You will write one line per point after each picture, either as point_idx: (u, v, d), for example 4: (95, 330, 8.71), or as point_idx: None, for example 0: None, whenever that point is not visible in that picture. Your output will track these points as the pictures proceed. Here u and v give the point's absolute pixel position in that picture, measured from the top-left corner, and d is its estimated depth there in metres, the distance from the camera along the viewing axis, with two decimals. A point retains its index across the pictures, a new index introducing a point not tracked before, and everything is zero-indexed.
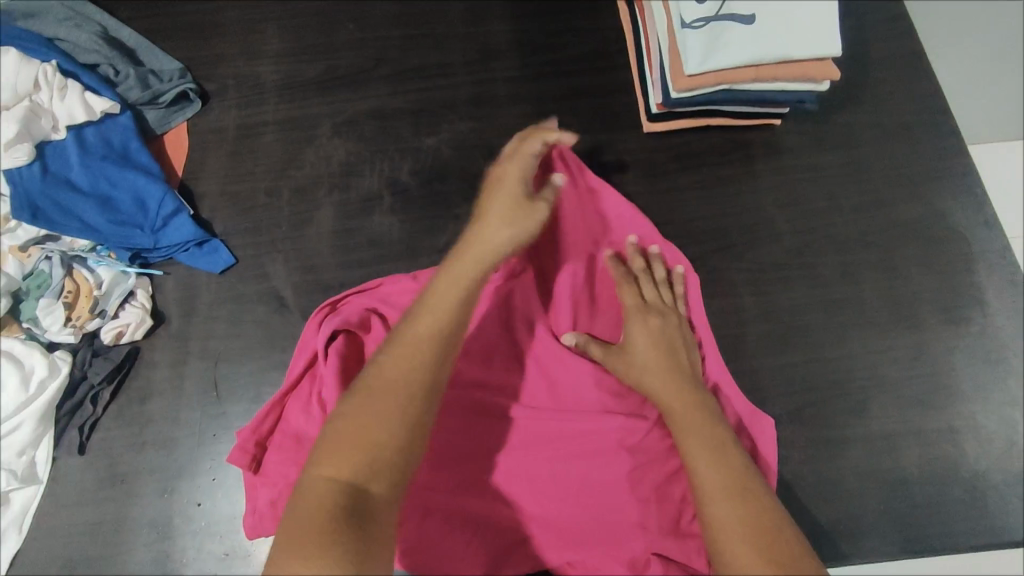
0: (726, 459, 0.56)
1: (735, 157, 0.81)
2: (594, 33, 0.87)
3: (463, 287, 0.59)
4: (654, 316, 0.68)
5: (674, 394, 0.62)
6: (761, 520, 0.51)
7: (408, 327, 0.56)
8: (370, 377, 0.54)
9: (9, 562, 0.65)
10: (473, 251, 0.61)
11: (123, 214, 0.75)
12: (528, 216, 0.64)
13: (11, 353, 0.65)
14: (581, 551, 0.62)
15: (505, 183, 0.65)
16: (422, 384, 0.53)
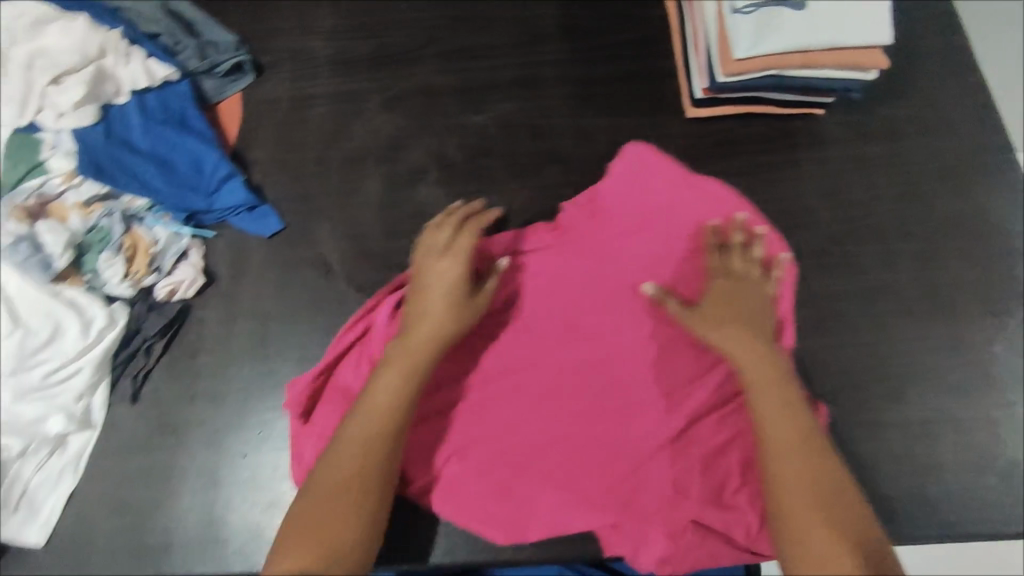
0: (796, 421, 0.59)
1: (779, 144, 0.81)
2: (640, 20, 0.89)
3: (404, 388, 0.61)
4: (734, 280, 0.67)
5: (752, 354, 0.62)
6: (824, 486, 0.55)
7: (350, 433, 0.59)
8: (319, 483, 0.57)
9: (63, 502, 0.68)
10: (412, 350, 0.63)
11: (179, 176, 0.77)
12: (466, 311, 0.65)
13: (74, 302, 0.69)
14: (625, 514, 0.63)
15: (440, 278, 0.66)
16: (367, 487, 0.57)
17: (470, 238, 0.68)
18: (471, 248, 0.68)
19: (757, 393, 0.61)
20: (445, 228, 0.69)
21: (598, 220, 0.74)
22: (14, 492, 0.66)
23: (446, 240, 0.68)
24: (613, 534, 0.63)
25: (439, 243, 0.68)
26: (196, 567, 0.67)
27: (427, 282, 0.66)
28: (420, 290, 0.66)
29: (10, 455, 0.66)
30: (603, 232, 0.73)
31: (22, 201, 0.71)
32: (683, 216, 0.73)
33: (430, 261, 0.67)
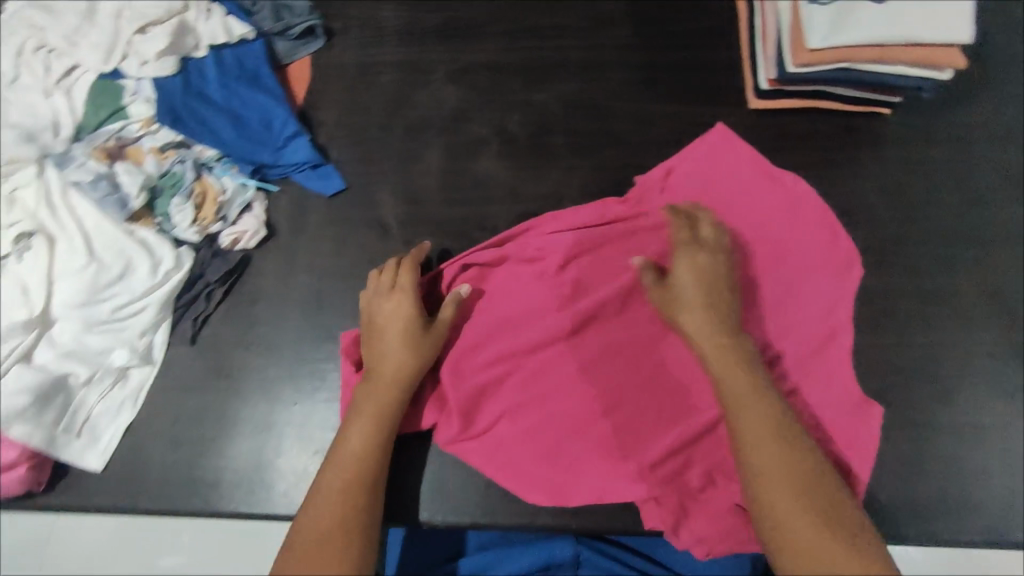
0: (765, 407, 0.61)
1: (842, 141, 0.81)
2: (708, 8, 0.88)
3: (372, 428, 0.64)
4: (700, 258, 0.69)
5: (713, 338, 0.66)
6: (785, 455, 0.58)
7: (323, 484, 0.61)
8: (300, 535, 0.58)
9: (122, 432, 0.70)
10: (375, 395, 0.65)
11: (249, 130, 0.79)
12: (425, 343, 0.67)
13: (145, 242, 0.71)
14: (666, 485, 0.65)
15: (393, 319, 0.68)
16: (349, 525, 0.59)
17: (410, 274, 0.70)
18: (415, 285, 0.70)
19: (723, 379, 0.63)
20: (387, 273, 0.71)
21: (669, 194, 0.78)
22: (77, 418, 0.68)
23: (389, 283, 0.70)
24: (654, 506, 0.65)
25: (385, 285, 0.70)
26: (243, 506, 0.69)
27: (383, 326, 0.68)
28: (377, 335, 0.68)
29: (76, 383, 0.69)
30: (675, 208, 0.77)
31: (102, 143, 0.74)
32: (752, 216, 0.77)
33: (381, 306, 0.69)
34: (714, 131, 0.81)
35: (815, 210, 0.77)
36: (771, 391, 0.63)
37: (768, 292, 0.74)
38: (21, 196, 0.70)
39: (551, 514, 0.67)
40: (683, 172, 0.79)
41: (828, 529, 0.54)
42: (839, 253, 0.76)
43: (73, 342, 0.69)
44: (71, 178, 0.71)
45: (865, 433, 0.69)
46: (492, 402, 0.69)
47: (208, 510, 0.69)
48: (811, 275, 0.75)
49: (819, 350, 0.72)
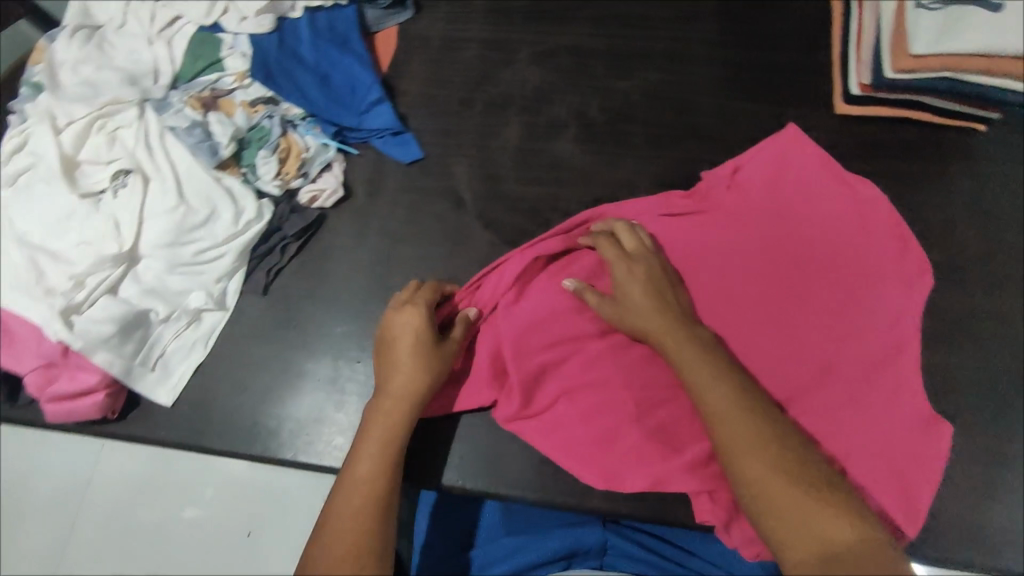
0: (733, 394, 0.59)
1: (928, 155, 0.79)
2: (799, 10, 0.87)
3: (383, 443, 0.61)
4: (640, 266, 0.69)
5: (672, 336, 0.64)
6: (764, 437, 0.57)
7: (333, 512, 0.57)
8: (315, 567, 0.54)
9: (190, 372, 0.73)
10: (385, 410, 0.63)
11: (335, 93, 0.81)
12: (437, 359, 0.65)
13: (231, 190, 0.73)
14: (721, 481, 0.64)
15: (406, 330, 0.66)
16: (366, 544, 0.55)
17: (426, 294, 0.69)
18: (427, 302, 0.68)
19: (686, 374, 0.61)
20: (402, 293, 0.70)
21: (736, 191, 0.77)
22: (152, 353, 0.71)
23: (405, 298, 0.69)
24: (707, 500, 0.65)
25: (397, 302, 0.69)
26: (301, 455, 0.71)
27: (395, 341, 0.66)
28: (388, 351, 0.66)
29: (155, 319, 0.71)
30: (743, 205, 0.76)
31: (197, 92, 0.77)
32: (828, 221, 0.75)
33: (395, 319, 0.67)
34: (782, 133, 0.79)
35: (885, 217, 0.75)
36: (734, 375, 0.62)
37: (839, 299, 0.72)
38: (122, 136, 0.73)
39: (604, 496, 0.67)
40: (753, 169, 0.78)
41: (822, 504, 0.53)
42: (912, 265, 0.74)
43: (156, 280, 0.71)
44: (167, 123, 0.74)
45: (932, 449, 0.68)
46: (551, 381, 0.70)
47: (267, 456, 0.71)
48: (882, 284, 0.73)
49: (890, 362, 0.70)
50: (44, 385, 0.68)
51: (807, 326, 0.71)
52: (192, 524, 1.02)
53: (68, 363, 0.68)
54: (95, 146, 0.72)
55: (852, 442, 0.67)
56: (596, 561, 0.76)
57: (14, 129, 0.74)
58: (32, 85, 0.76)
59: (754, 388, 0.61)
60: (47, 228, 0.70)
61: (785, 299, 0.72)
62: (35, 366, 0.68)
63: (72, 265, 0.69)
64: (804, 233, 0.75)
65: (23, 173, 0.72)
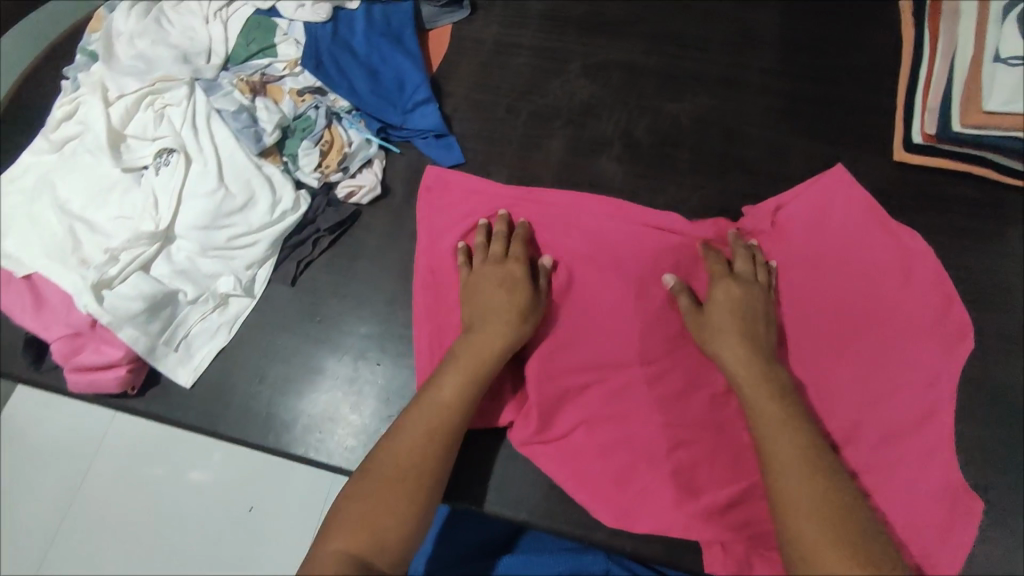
0: (793, 438, 0.58)
1: (989, 213, 0.76)
2: (865, 48, 0.84)
3: (466, 378, 0.62)
4: (743, 289, 0.67)
5: (752, 368, 0.63)
6: (831, 497, 0.54)
7: (411, 417, 0.60)
8: (377, 462, 0.57)
9: (212, 355, 0.72)
10: (476, 348, 0.64)
11: (383, 89, 0.80)
12: (523, 301, 0.66)
13: (270, 179, 0.73)
14: (735, 532, 0.63)
15: (505, 283, 0.67)
16: (430, 468, 0.57)
17: (521, 243, 0.71)
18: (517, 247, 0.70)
19: (756, 416, 0.61)
20: (477, 245, 0.71)
21: (777, 231, 0.75)
22: (177, 334, 0.71)
23: (500, 251, 0.70)
24: (719, 551, 0.63)
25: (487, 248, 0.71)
26: (311, 453, 0.70)
27: (483, 278, 0.68)
28: (478, 284, 0.68)
29: (183, 299, 0.71)
30: (789, 246, 0.74)
31: (247, 75, 0.77)
32: (872, 272, 0.73)
33: (491, 270, 0.68)
34: (831, 173, 0.77)
35: (929, 272, 0.73)
36: (810, 427, 0.60)
37: (877, 354, 0.70)
38: (169, 114, 0.73)
39: (612, 532, 0.66)
40: (796, 209, 0.75)
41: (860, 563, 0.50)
42: (952, 325, 0.71)
43: (188, 261, 0.71)
44: (215, 105, 0.73)
45: (959, 527, 0.65)
46: (570, 406, 0.69)
47: (279, 449, 0.70)
48: (918, 342, 0.70)
49: (923, 427, 0.68)
50: (70, 354, 0.69)
51: (840, 379, 0.69)
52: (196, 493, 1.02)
53: (95, 335, 0.69)
54: (142, 123, 0.72)
55: (877, 510, 0.65)
56: None
57: (67, 96, 0.75)
58: (89, 54, 0.77)
59: (822, 442, 0.59)
60: (90, 199, 0.71)
61: (819, 348, 0.70)
62: (63, 334, 0.69)
63: (109, 239, 0.70)
64: (845, 283, 0.72)
65: (70, 141, 0.73)
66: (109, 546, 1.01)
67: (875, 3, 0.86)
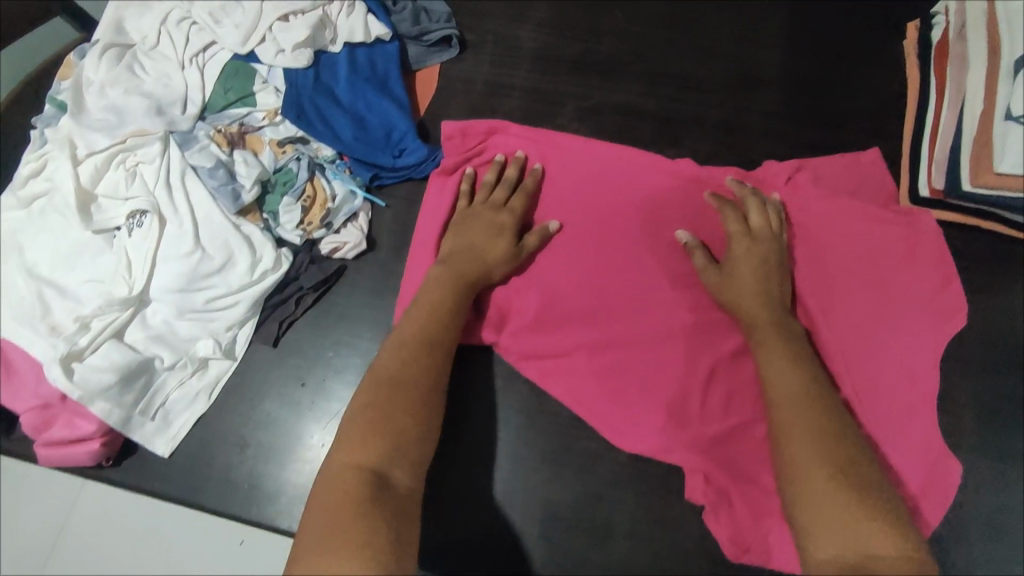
0: (801, 370, 0.59)
1: (1001, 267, 0.72)
2: (868, 91, 0.81)
3: (450, 297, 0.65)
4: (759, 245, 0.68)
5: (760, 312, 0.64)
6: (824, 425, 0.55)
7: (398, 334, 0.61)
8: (373, 380, 0.57)
9: (191, 422, 0.69)
10: (456, 269, 0.67)
11: (369, 135, 0.77)
12: (507, 249, 0.69)
13: (250, 238, 0.70)
14: None
15: (491, 228, 0.70)
16: (425, 389, 0.57)
17: (522, 198, 0.73)
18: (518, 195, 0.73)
19: (761, 355, 0.62)
20: (482, 186, 0.74)
21: (792, 187, 0.75)
22: (154, 402, 0.68)
23: (501, 198, 0.73)
24: None
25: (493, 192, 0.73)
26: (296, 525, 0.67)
27: (474, 213, 0.71)
28: (469, 218, 0.71)
29: (160, 366, 0.68)
30: (799, 201, 0.75)
31: (225, 126, 0.74)
32: (872, 231, 0.73)
33: (486, 211, 0.71)
34: (860, 193, 0.76)
35: (932, 249, 0.72)
36: (813, 367, 0.61)
37: (868, 309, 0.70)
38: (141, 171, 0.69)
39: None
40: (812, 172, 0.76)
41: (844, 481, 0.50)
42: (947, 299, 0.70)
43: (164, 325, 0.68)
44: (191, 161, 0.70)
45: (927, 506, 0.64)
46: (564, 337, 0.70)
47: (262, 521, 0.67)
48: (913, 314, 0.70)
49: (902, 393, 0.67)
50: (39, 427, 0.65)
51: (829, 335, 0.69)
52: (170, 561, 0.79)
53: (65, 407, 0.66)
54: (113, 181, 0.69)
55: None
56: None
57: (34, 151, 0.71)
58: (57, 105, 0.74)
59: (824, 382, 0.60)
60: (59, 261, 0.68)
61: (813, 300, 0.71)
62: (31, 405, 0.65)
63: (80, 304, 0.67)
64: (847, 235, 0.73)
65: (39, 199, 0.70)
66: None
67: (880, 43, 0.83)
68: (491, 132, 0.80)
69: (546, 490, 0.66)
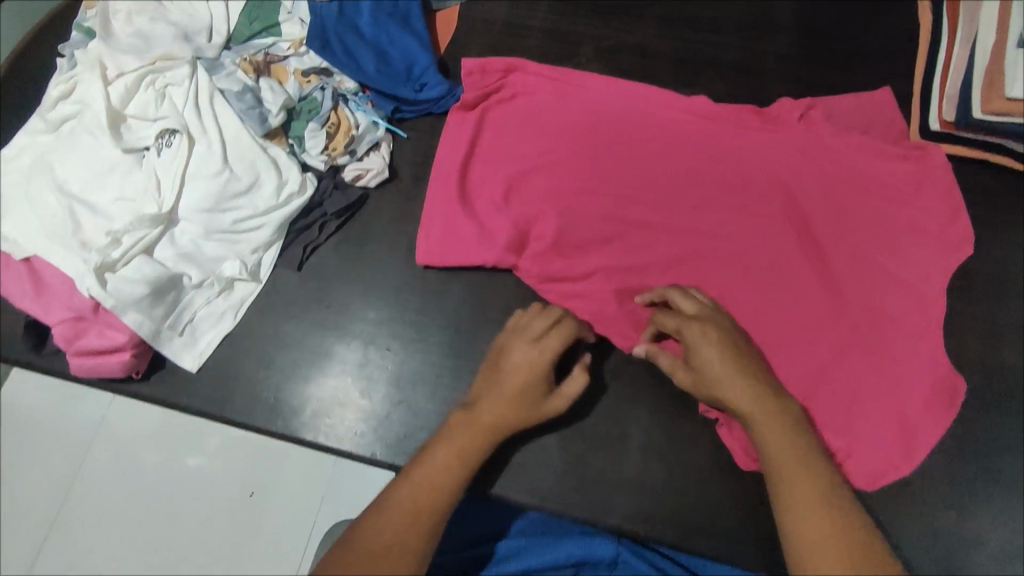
0: (837, 553, 0.53)
1: (1005, 200, 0.75)
2: (880, 34, 0.82)
3: (457, 461, 0.59)
4: (721, 340, 0.62)
5: (765, 428, 0.59)
6: (853, 554, 0.53)
7: (392, 494, 0.57)
8: (362, 538, 0.54)
9: (217, 341, 0.71)
10: (472, 431, 0.60)
11: (391, 69, 0.79)
12: (535, 403, 0.62)
13: (276, 161, 0.72)
14: (735, 508, 0.65)
15: (516, 391, 0.61)
16: (417, 537, 0.55)
17: (563, 334, 0.64)
18: (552, 336, 0.64)
19: (776, 470, 0.58)
20: (523, 314, 0.67)
21: (807, 123, 0.77)
22: (182, 318, 0.69)
23: (537, 332, 0.64)
24: (714, 524, 0.64)
25: (531, 329, 0.65)
26: (320, 437, 0.69)
27: (496, 366, 0.64)
28: (490, 371, 0.64)
29: (188, 284, 0.70)
30: (815, 137, 0.76)
31: (251, 55, 0.75)
32: (885, 165, 0.75)
33: (516, 349, 0.64)
34: (873, 129, 0.78)
35: (941, 182, 0.74)
36: (832, 481, 0.57)
37: (878, 239, 0.72)
38: (171, 94, 0.71)
39: (627, 516, 0.65)
40: (825, 110, 0.78)
41: None
42: (955, 230, 0.73)
43: (192, 245, 0.70)
44: (219, 85, 0.72)
45: (930, 422, 0.66)
46: (584, 259, 0.73)
47: (287, 433, 0.69)
48: (921, 245, 0.72)
49: (909, 317, 0.69)
50: (71, 338, 0.67)
51: (839, 260, 0.72)
52: (195, 483, 1.04)
53: (98, 319, 0.67)
54: (143, 102, 0.71)
55: (865, 452, 0.65)
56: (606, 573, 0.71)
57: (63, 75, 0.73)
58: (85, 31, 0.75)
59: (845, 496, 0.57)
60: (88, 180, 0.69)
61: (826, 228, 0.73)
62: (64, 317, 0.67)
63: (111, 221, 0.68)
64: (860, 169, 0.75)
65: (67, 121, 0.71)
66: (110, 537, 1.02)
67: None
68: (509, 69, 0.81)
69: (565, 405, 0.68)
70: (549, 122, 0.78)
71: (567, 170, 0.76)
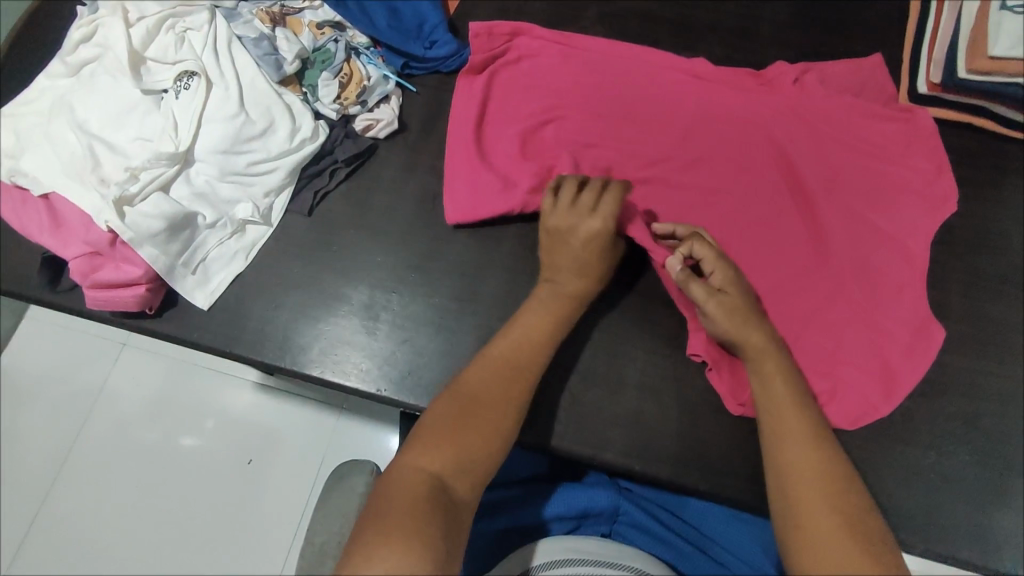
0: (815, 479, 0.53)
1: (988, 162, 0.78)
2: (872, 5, 0.86)
3: (550, 326, 0.64)
4: (740, 281, 0.66)
5: (766, 367, 0.61)
6: (829, 485, 0.52)
7: (492, 354, 0.61)
8: (463, 389, 0.58)
9: (229, 280, 0.73)
10: (565, 297, 0.66)
11: (403, 26, 0.82)
12: (601, 270, 0.68)
13: (291, 107, 0.74)
14: (725, 444, 0.68)
15: (594, 256, 0.67)
16: (514, 396, 0.59)
17: (613, 200, 0.67)
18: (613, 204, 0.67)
19: (767, 408, 0.59)
20: (567, 188, 0.69)
21: (802, 86, 0.80)
22: (195, 256, 0.71)
23: (589, 204, 0.67)
24: (705, 459, 0.67)
25: (584, 204, 0.67)
26: (326, 372, 0.71)
27: (566, 240, 0.67)
28: (561, 245, 0.67)
29: (202, 223, 0.71)
30: (808, 99, 0.79)
31: (267, 7, 0.78)
32: (875, 126, 0.78)
33: (575, 223, 0.67)
34: (863, 93, 0.81)
35: (927, 144, 0.77)
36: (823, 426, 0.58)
37: (866, 195, 0.75)
38: (190, 38, 0.74)
39: (622, 451, 0.67)
40: (819, 74, 0.81)
41: (848, 541, 0.49)
42: (939, 189, 0.76)
43: (207, 185, 0.72)
44: (236, 32, 0.75)
45: (911, 367, 0.69)
46: None
47: (297, 369, 0.72)
48: (907, 202, 0.75)
49: (894, 269, 0.72)
50: (87, 272, 0.69)
51: (829, 213, 0.75)
52: (194, 451, 1.03)
53: (114, 254, 0.70)
54: (162, 45, 0.73)
55: (850, 393, 0.68)
56: (606, 528, 0.67)
57: (84, 19, 0.75)
58: None
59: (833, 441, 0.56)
60: (108, 119, 0.71)
61: (817, 184, 0.76)
62: (81, 251, 0.69)
63: (128, 159, 0.70)
64: (850, 129, 0.78)
65: (88, 64, 0.73)
66: (109, 498, 1.02)
67: None
68: (516, 33, 0.84)
69: (564, 345, 0.71)
70: (554, 80, 0.81)
71: (571, 126, 0.78)
